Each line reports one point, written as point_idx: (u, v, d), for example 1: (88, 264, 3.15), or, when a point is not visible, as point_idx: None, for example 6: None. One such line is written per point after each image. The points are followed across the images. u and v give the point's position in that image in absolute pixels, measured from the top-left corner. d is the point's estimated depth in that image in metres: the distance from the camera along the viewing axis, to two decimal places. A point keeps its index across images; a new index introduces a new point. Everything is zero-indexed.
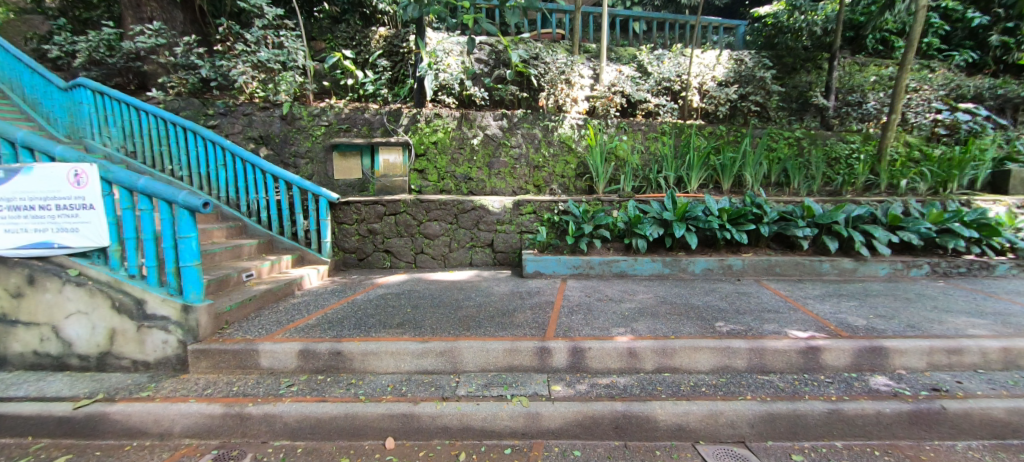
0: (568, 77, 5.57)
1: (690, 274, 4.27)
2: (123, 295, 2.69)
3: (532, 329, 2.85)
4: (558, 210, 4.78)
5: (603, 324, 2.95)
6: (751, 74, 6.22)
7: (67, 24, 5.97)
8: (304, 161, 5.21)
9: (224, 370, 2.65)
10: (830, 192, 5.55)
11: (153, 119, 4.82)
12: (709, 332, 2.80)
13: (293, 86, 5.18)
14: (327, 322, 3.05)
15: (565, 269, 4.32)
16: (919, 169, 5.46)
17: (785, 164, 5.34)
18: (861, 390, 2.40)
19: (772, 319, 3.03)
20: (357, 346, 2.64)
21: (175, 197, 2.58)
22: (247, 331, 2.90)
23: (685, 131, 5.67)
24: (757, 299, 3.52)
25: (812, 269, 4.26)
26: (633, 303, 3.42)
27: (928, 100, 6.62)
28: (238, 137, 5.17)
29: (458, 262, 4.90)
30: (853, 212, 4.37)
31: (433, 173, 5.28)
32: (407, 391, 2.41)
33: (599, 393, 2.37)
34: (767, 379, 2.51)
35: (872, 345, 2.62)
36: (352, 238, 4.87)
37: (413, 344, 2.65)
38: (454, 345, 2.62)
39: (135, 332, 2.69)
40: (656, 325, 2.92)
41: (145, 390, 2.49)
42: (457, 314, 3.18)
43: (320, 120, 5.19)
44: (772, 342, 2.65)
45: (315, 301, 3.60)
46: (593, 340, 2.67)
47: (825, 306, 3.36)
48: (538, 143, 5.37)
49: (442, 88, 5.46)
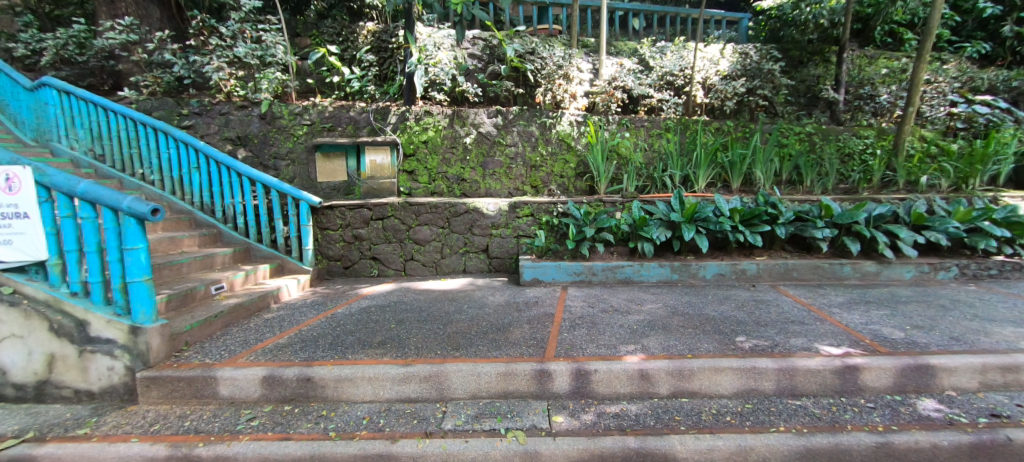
0: (566, 72, 5.21)
1: (701, 280, 3.95)
2: (64, 315, 2.37)
3: (530, 348, 2.52)
4: (557, 213, 4.46)
5: (609, 340, 2.62)
6: (758, 67, 5.93)
7: (36, 21, 5.64)
8: (284, 163, 4.88)
9: (178, 401, 2.32)
10: (845, 190, 5.25)
11: (123, 120, 4.51)
12: (731, 349, 2.47)
13: (275, 84, 4.85)
14: (301, 341, 2.72)
15: (565, 276, 4.01)
16: (939, 165, 5.17)
17: (797, 160, 5.05)
18: (910, 419, 2.07)
19: (798, 332, 2.70)
20: (329, 370, 2.30)
21: (120, 203, 2.25)
22: (208, 354, 2.56)
23: (690, 127, 5.36)
24: (778, 308, 3.20)
25: (833, 272, 3.94)
26: (641, 315, 3.08)
27: (943, 92, 6.34)
28: (214, 139, 4.83)
29: (451, 269, 4.57)
30: (874, 211, 4.05)
31: (423, 175, 4.96)
32: (385, 425, 2.08)
33: (607, 424, 2.04)
34: (800, 405, 2.19)
35: (917, 363, 2.30)
36: (337, 245, 4.53)
37: (394, 367, 2.31)
38: (441, 368, 2.29)
39: (77, 358, 2.36)
40: (669, 341, 2.59)
41: (84, 427, 2.16)
42: (446, 330, 2.85)
43: (302, 119, 4.87)
44: (803, 360, 2.33)
45: (291, 316, 3.26)
46: (599, 361, 2.34)
47: (853, 315, 3.04)
48: (534, 141, 5.05)
49: (433, 84, 5.13)
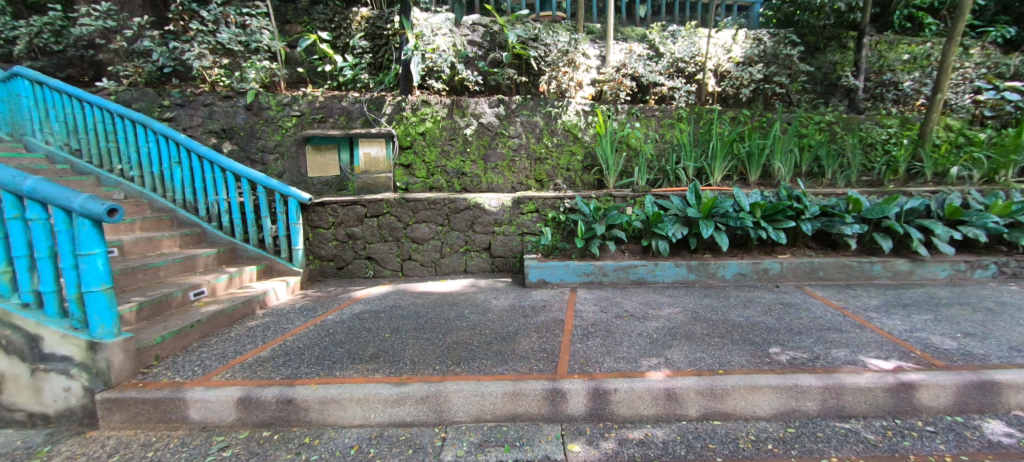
0: (572, 58, 4.90)
1: (720, 280, 3.68)
2: (14, 330, 2.10)
3: (540, 363, 2.24)
4: (564, 208, 4.17)
5: (628, 352, 2.34)
6: (775, 53, 5.60)
7: (10, 8, 5.31)
8: (272, 157, 4.58)
9: (143, 425, 2.06)
10: (869, 182, 4.96)
11: (99, 112, 4.21)
12: (766, 363, 2.19)
13: (263, 74, 4.57)
14: (284, 354, 2.45)
15: (573, 277, 3.73)
16: (970, 155, 4.86)
17: (818, 151, 4.75)
18: (979, 446, 1.80)
19: (839, 341, 2.43)
20: (313, 391, 2.02)
21: (71, 202, 1.96)
22: (179, 370, 2.28)
23: (704, 116, 5.05)
24: (809, 313, 2.91)
25: (862, 271, 3.66)
26: (660, 321, 2.80)
27: (969, 78, 6.02)
28: (197, 131, 4.53)
29: (451, 270, 4.30)
30: (906, 205, 3.75)
31: (421, 169, 4.67)
32: (375, 456, 1.80)
33: (633, 456, 1.76)
34: (850, 429, 1.91)
35: (980, 379, 2.03)
36: (329, 244, 4.24)
37: (387, 387, 2.03)
38: (439, 388, 2.01)
39: (29, 377, 2.10)
40: (695, 353, 2.31)
41: (32, 457, 1.88)
42: (445, 340, 2.57)
43: (291, 110, 4.56)
44: (850, 377, 2.05)
45: (277, 324, 2.98)
46: (619, 378, 2.06)
47: (894, 321, 2.75)
48: (539, 132, 4.75)
49: (430, 72, 4.77)
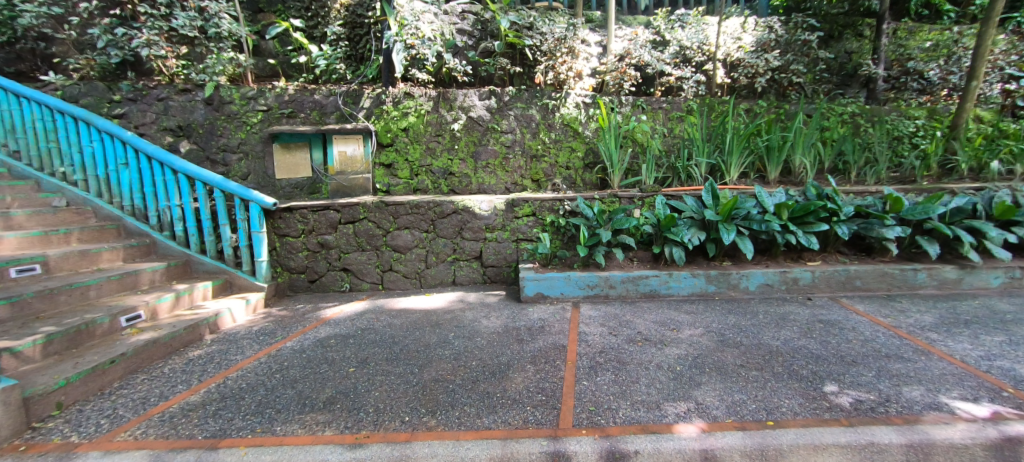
0: (571, 45, 4.37)
1: (743, 292, 3.22)
2: None
3: (537, 412, 1.76)
4: (564, 212, 3.70)
5: (648, 395, 1.86)
6: (792, 38, 5.13)
7: None
8: (235, 157, 4.10)
9: None
10: (898, 179, 4.49)
11: (37, 108, 3.68)
12: (826, 409, 1.72)
13: (229, 66, 4.11)
14: (219, 400, 1.97)
15: (575, 290, 3.26)
16: (1010, 148, 4.40)
17: (843, 146, 4.30)
18: None
19: (907, 375, 1.96)
20: (239, 458, 1.55)
21: None
22: (80, 425, 1.80)
23: (716, 108, 4.60)
24: (856, 335, 2.44)
25: (904, 281, 3.20)
26: (681, 348, 2.33)
27: (999, 66, 5.52)
28: (151, 129, 4.05)
29: (438, 281, 3.82)
30: (952, 204, 3.30)
31: (403, 169, 4.20)
32: None
33: None
34: None
35: None
36: (299, 254, 3.75)
37: (336, 454, 1.55)
38: (404, 453, 1.53)
39: None
40: (731, 394, 1.84)
41: None
42: (421, 377, 2.09)
43: (257, 104, 4.09)
44: (938, 430, 1.57)
45: (223, 355, 2.49)
46: (642, 435, 1.59)
47: (962, 344, 2.29)
48: (535, 127, 4.29)
49: (414, 61, 4.27)
